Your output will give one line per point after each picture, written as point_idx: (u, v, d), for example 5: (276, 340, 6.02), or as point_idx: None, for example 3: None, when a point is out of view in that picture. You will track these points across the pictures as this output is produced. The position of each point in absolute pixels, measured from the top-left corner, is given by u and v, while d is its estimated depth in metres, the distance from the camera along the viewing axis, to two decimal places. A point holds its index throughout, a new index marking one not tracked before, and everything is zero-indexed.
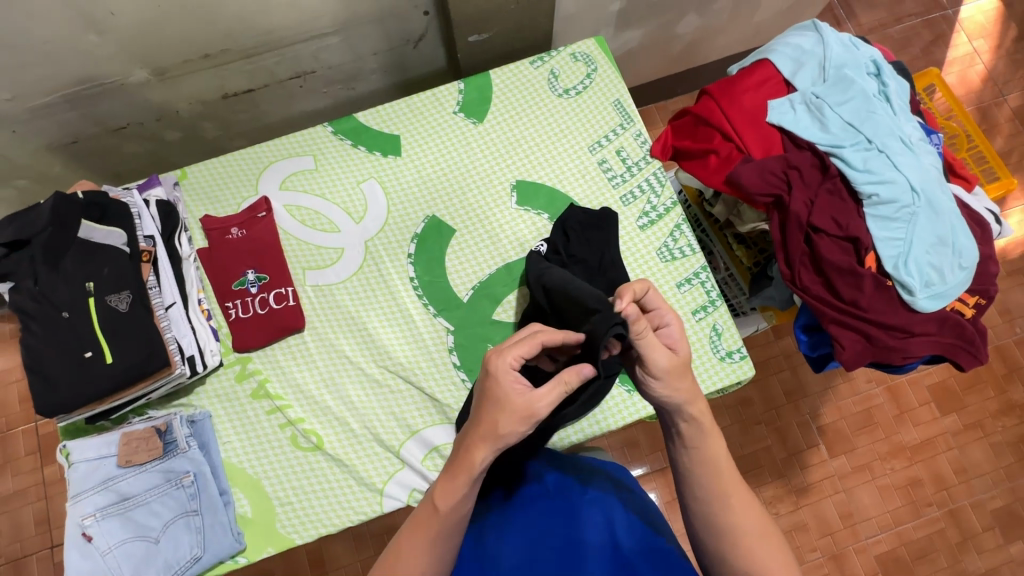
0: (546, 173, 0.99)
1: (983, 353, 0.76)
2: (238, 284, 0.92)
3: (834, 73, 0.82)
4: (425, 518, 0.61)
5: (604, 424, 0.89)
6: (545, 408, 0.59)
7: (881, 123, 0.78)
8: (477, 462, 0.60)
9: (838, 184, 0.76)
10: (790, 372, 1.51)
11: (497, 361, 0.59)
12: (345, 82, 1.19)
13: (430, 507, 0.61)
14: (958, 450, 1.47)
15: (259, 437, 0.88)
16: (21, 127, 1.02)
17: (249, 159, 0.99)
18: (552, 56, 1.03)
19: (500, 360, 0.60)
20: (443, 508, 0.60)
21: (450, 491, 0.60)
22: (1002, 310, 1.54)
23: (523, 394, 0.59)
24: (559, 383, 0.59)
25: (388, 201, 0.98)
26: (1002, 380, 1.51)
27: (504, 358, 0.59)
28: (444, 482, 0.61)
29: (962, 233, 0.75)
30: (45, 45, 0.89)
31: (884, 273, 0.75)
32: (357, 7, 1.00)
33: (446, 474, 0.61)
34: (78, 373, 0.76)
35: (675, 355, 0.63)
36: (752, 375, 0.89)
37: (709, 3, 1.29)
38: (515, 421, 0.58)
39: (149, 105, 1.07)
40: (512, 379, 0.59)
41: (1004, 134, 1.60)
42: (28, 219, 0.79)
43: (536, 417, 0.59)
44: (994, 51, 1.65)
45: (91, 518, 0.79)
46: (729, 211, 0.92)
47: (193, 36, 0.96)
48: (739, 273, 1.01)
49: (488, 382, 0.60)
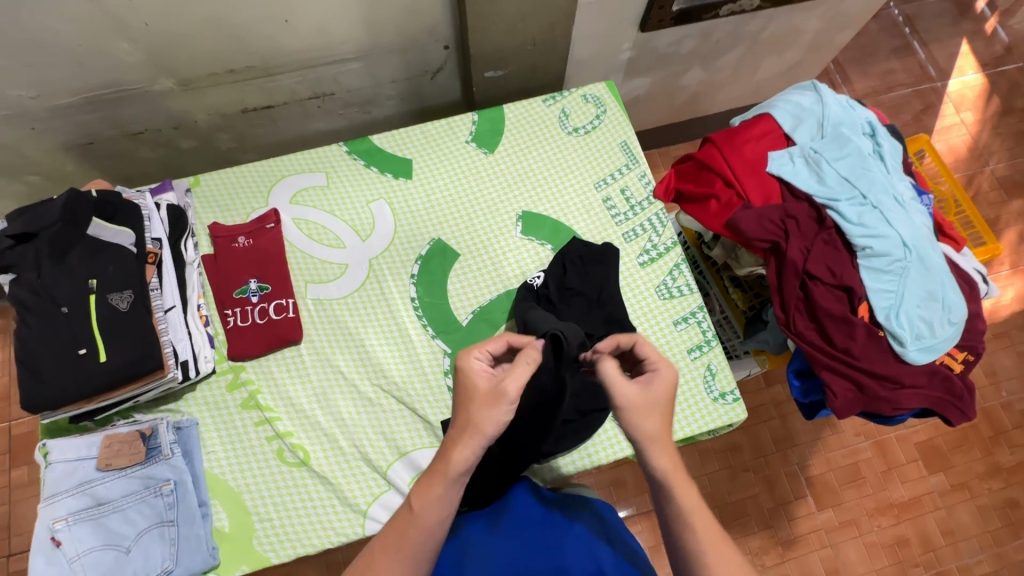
0: (552, 206, 1.02)
1: (971, 409, 0.78)
2: (240, 292, 0.92)
3: (832, 130, 0.86)
4: (394, 534, 0.58)
5: (595, 458, 0.88)
6: (512, 386, 0.59)
7: (875, 180, 0.82)
8: (454, 463, 0.58)
9: (833, 235, 0.79)
10: (779, 421, 1.51)
11: (463, 355, 0.64)
12: (362, 106, 1.23)
13: (405, 512, 0.59)
14: (945, 511, 1.46)
15: (245, 449, 0.86)
16: (41, 124, 1.03)
17: (262, 172, 1.01)
18: (564, 96, 1.08)
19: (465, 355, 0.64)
20: (418, 509, 0.58)
21: (426, 493, 0.58)
22: (989, 372, 1.56)
23: (490, 380, 0.61)
24: (522, 360, 0.61)
25: (396, 222, 1.00)
26: (989, 442, 1.52)
27: (468, 351, 0.64)
28: (420, 486, 0.59)
29: (951, 290, 0.78)
30: (78, 49, 0.91)
31: (876, 324, 0.77)
32: (382, 36, 1.05)
33: (423, 478, 0.59)
34: (70, 369, 0.75)
35: (643, 393, 0.60)
36: (744, 418, 0.89)
37: (714, 60, 1.36)
38: (484, 407, 0.59)
39: (169, 113, 1.10)
40: (475, 372, 0.62)
41: (989, 201, 1.67)
42: (39, 212, 0.79)
43: (506, 397, 0.59)
44: (980, 122, 1.73)
45: (62, 522, 0.76)
46: (726, 254, 0.95)
47: (222, 51, 0.99)
48: (733, 315, 1.03)
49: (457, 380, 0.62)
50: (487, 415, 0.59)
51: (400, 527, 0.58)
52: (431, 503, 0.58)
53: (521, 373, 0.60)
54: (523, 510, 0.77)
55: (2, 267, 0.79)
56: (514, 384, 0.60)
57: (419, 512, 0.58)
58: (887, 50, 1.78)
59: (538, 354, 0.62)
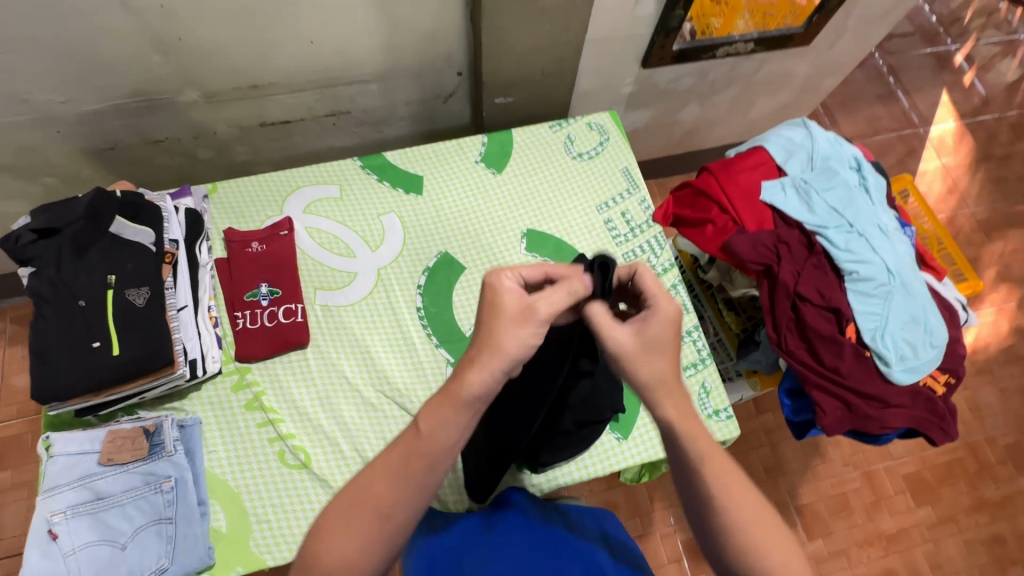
0: (556, 225, 1.06)
1: (954, 430, 0.81)
2: (250, 295, 0.95)
3: (821, 163, 0.92)
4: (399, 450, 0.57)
5: (591, 470, 0.90)
6: (544, 308, 0.59)
7: (861, 210, 0.87)
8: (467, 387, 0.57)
9: (822, 260, 0.84)
10: (770, 448, 1.53)
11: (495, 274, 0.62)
12: (375, 125, 1.28)
13: (412, 431, 0.58)
14: (932, 544, 1.47)
15: (247, 449, 0.87)
16: (67, 128, 1.06)
17: (278, 182, 1.05)
18: (570, 123, 1.13)
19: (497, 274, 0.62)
20: (426, 430, 0.57)
21: (435, 413, 0.57)
22: (973, 406, 1.60)
23: (521, 301, 0.60)
24: (563, 289, 0.61)
25: (405, 234, 1.04)
26: (975, 476, 1.54)
27: (501, 270, 0.62)
28: (430, 407, 0.58)
29: (932, 315, 0.82)
30: (111, 59, 0.95)
31: (863, 344, 0.81)
32: (400, 61, 1.11)
33: (435, 398, 0.58)
34: (83, 362, 0.76)
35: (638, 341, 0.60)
36: (738, 435, 0.92)
37: (710, 97, 1.43)
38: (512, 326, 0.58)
39: (191, 123, 1.14)
40: (508, 290, 0.60)
41: (969, 242, 1.74)
42: (63, 209, 0.82)
43: (535, 317, 0.59)
44: (960, 167, 1.82)
45: (60, 515, 0.76)
46: (721, 277, 0.99)
47: (248, 67, 1.04)
48: (727, 338, 1.07)
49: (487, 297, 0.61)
50: (513, 333, 0.58)
51: (406, 445, 0.57)
52: (440, 425, 0.56)
53: (556, 299, 0.60)
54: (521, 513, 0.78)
55: (22, 259, 0.81)
56: (547, 306, 0.59)
57: (427, 435, 0.57)
58: (873, 97, 1.88)
59: (576, 285, 0.61)
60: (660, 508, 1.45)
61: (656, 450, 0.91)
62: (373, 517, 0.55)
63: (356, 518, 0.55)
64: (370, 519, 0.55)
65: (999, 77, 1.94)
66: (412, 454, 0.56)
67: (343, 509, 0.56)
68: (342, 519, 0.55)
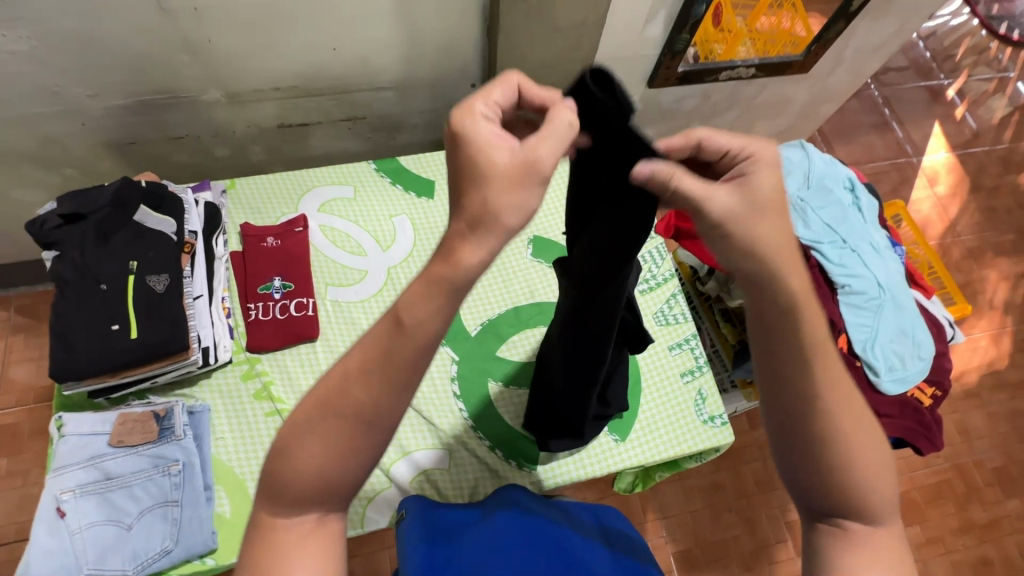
0: (561, 233, 1.10)
1: (939, 440, 0.84)
2: (264, 288, 0.98)
3: (817, 182, 0.97)
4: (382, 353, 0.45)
5: (589, 470, 0.92)
6: (547, 153, 0.43)
7: (854, 227, 0.91)
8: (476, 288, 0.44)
9: (816, 273, 0.88)
10: (762, 462, 1.55)
11: (464, 117, 0.45)
12: (389, 131, 1.33)
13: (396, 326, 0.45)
14: (921, 564, 1.49)
15: (254, 438, 0.89)
16: (91, 122, 1.09)
17: (294, 181, 1.09)
18: None
19: (468, 116, 0.45)
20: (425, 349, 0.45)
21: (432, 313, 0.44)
22: (961, 429, 1.63)
23: (513, 149, 0.43)
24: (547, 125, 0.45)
25: (416, 236, 1.07)
26: (962, 498, 1.57)
27: (474, 112, 0.45)
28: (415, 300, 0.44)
29: (920, 328, 0.86)
30: (141, 57, 0.99)
31: (854, 355, 0.84)
32: (417, 70, 1.16)
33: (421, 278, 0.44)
34: (101, 343, 0.79)
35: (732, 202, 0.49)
36: (732, 442, 0.94)
37: (712, 119, 1.49)
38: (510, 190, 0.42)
39: (211, 121, 1.17)
40: (496, 146, 0.43)
41: (959, 268, 1.79)
42: (89, 196, 0.85)
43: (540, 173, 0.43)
44: (951, 197, 1.88)
45: (69, 494, 0.78)
46: (720, 289, 1.03)
47: (272, 70, 1.08)
48: (723, 349, 1.09)
49: (455, 149, 0.45)
50: (511, 202, 0.42)
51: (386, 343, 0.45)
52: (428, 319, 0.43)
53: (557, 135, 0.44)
54: (522, 497, 0.82)
55: (45, 243, 0.83)
56: (548, 150, 0.44)
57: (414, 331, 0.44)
58: (868, 125, 1.95)
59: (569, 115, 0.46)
60: (652, 518, 1.47)
61: (652, 453, 0.93)
62: (348, 433, 0.46)
63: (328, 437, 0.46)
64: (346, 440, 0.46)
65: (989, 113, 2.02)
66: (393, 357, 0.44)
67: (314, 422, 0.46)
68: (313, 435, 0.46)
